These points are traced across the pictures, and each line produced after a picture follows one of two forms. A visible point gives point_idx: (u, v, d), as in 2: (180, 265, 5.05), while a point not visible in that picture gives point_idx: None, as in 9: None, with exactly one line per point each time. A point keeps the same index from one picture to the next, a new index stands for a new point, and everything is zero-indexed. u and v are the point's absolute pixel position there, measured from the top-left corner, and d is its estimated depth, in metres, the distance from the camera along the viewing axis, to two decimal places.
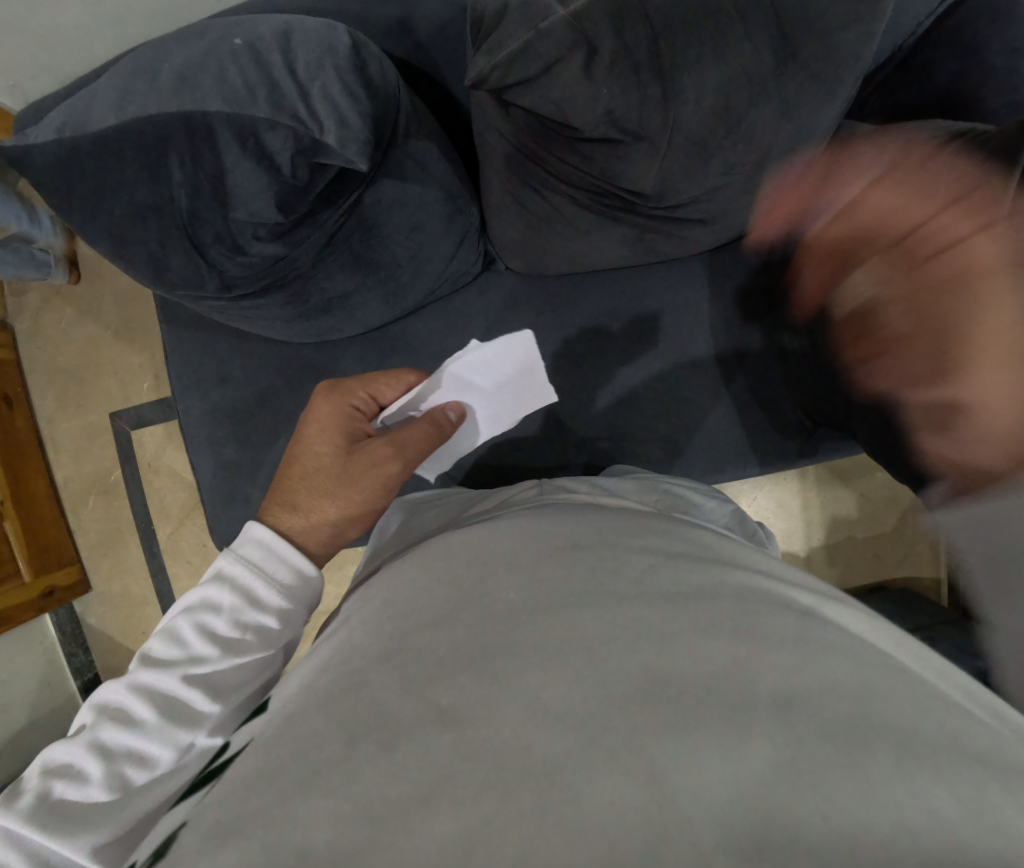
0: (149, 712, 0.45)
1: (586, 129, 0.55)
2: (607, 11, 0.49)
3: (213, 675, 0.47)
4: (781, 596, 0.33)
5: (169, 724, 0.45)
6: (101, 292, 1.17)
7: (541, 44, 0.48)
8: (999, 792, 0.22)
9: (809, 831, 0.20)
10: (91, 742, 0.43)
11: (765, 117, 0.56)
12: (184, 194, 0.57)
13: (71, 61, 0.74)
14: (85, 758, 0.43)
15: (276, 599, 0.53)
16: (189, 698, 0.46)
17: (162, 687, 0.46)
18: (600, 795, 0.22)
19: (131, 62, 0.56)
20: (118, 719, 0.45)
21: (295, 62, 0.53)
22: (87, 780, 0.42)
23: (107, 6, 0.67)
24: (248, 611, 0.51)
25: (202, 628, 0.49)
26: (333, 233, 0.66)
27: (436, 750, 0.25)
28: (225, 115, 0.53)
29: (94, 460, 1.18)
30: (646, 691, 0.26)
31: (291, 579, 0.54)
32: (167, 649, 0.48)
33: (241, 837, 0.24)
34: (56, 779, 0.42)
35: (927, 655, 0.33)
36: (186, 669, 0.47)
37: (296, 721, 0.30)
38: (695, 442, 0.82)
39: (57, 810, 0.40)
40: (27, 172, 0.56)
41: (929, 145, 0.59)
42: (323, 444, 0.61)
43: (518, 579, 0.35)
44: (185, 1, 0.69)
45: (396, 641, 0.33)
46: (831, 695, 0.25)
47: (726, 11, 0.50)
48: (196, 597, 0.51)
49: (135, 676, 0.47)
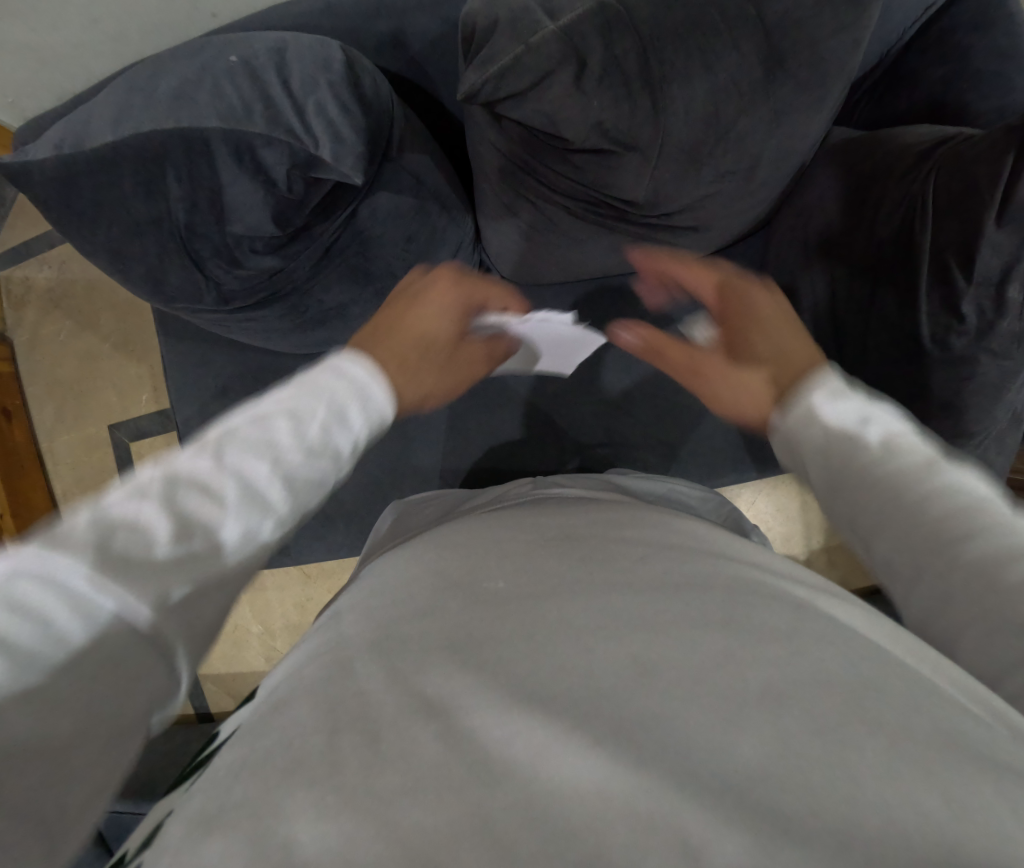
0: (231, 489, 0.38)
1: (577, 141, 0.56)
2: (596, 26, 0.50)
3: (304, 473, 0.42)
4: (774, 587, 0.33)
5: (250, 509, 0.38)
6: (98, 305, 1.18)
7: (530, 59, 0.50)
8: (994, 785, 0.21)
9: (796, 819, 0.20)
10: (161, 500, 0.36)
11: (754, 126, 0.57)
12: (182, 209, 0.58)
13: (70, 80, 0.75)
14: (151, 515, 0.35)
15: (367, 419, 0.49)
16: (270, 489, 0.40)
17: (249, 467, 0.39)
18: (584, 780, 0.22)
19: (128, 79, 0.56)
20: (193, 488, 0.37)
21: (290, 78, 0.54)
22: (150, 542, 0.34)
23: (105, 25, 0.68)
24: (343, 422, 0.46)
25: (295, 422, 0.43)
26: (329, 246, 0.67)
27: (421, 741, 0.24)
28: (222, 133, 0.54)
29: (93, 472, 1.18)
30: (635, 683, 0.25)
31: (381, 410, 0.51)
32: (256, 433, 0.41)
33: (221, 829, 0.23)
34: (112, 531, 0.34)
35: (921, 646, 0.32)
36: (276, 459, 0.41)
37: (279, 711, 0.29)
38: (687, 446, 0.83)
39: (114, 561, 0.32)
40: (27, 187, 0.56)
41: (919, 151, 0.59)
42: (442, 322, 0.62)
43: (507, 569, 0.34)
44: (181, 18, 0.70)
45: (383, 632, 0.31)
46: (821, 688, 0.25)
47: (712, 26, 0.52)
48: (292, 394, 0.46)
49: (217, 446, 0.40)
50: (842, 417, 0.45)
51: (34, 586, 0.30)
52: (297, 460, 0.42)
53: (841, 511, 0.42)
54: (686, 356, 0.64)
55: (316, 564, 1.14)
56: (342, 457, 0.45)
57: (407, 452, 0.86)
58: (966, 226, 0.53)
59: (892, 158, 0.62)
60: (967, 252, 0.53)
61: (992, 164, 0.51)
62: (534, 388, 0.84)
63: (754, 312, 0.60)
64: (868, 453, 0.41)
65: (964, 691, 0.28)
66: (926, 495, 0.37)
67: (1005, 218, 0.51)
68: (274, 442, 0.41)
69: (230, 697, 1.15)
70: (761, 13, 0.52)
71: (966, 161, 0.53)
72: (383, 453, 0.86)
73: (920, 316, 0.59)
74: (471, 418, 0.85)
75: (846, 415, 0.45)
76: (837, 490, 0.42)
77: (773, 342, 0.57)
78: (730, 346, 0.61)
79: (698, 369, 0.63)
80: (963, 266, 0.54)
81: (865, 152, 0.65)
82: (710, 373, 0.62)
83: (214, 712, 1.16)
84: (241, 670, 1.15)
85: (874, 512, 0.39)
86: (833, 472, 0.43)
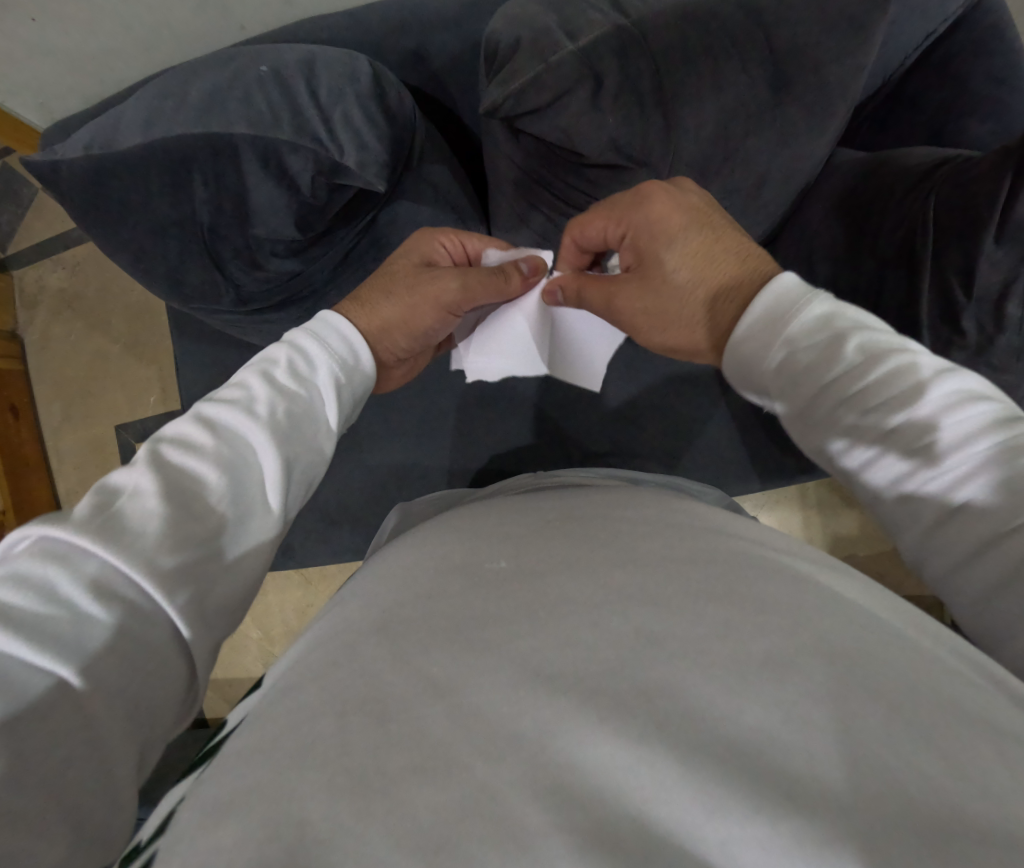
0: (213, 439, 0.42)
1: (591, 157, 0.58)
2: (613, 47, 0.53)
3: (278, 418, 0.46)
4: (774, 557, 0.33)
5: (230, 451, 0.42)
6: (110, 306, 1.19)
7: (550, 77, 0.52)
8: (993, 755, 0.22)
9: (800, 786, 0.21)
10: (147, 461, 0.40)
11: (761, 145, 0.59)
12: (206, 210, 0.59)
13: (99, 85, 0.77)
14: (142, 474, 0.38)
15: (325, 363, 0.54)
16: (248, 432, 0.44)
17: (224, 416, 0.44)
18: (597, 755, 0.22)
19: (158, 83, 0.58)
20: (179, 445, 0.41)
21: (317, 88, 0.56)
22: (144, 493, 0.37)
23: (135, 33, 0.70)
24: (306, 374, 0.52)
25: (262, 378, 0.48)
26: (348, 250, 0.70)
27: (430, 721, 0.24)
28: (249, 138, 0.56)
29: (97, 471, 1.19)
30: (639, 651, 0.26)
31: (339, 353, 0.56)
32: (228, 392, 0.47)
33: (236, 817, 0.23)
34: (113, 497, 0.37)
35: (922, 618, 0.32)
36: (248, 406, 0.45)
37: (286, 696, 0.29)
38: (692, 455, 0.84)
39: (111, 518, 0.35)
40: (55, 186, 0.58)
41: (919, 171, 0.61)
42: (404, 258, 0.67)
43: (509, 550, 0.35)
44: (209, 28, 0.72)
45: (387, 614, 0.31)
46: (820, 655, 0.25)
47: (724, 48, 0.54)
48: (253, 359, 0.51)
49: (193, 412, 0.44)
50: (822, 335, 0.46)
51: (41, 561, 0.32)
52: (268, 406, 0.46)
53: (824, 434, 0.45)
54: (603, 300, 0.61)
55: (317, 570, 1.14)
56: (315, 407, 0.50)
57: (415, 455, 0.87)
58: (967, 244, 0.55)
59: (895, 177, 0.63)
60: (967, 267, 0.55)
61: (990, 185, 0.53)
62: (540, 395, 0.85)
63: (651, 231, 0.56)
64: (850, 379, 0.44)
65: (962, 659, 0.29)
66: (905, 423, 0.41)
67: (1004, 234, 0.53)
68: (247, 394, 0.46)
69: (225, 703, 1.14)
70: (771, 39, 0.54)
71: (970, 182, 0.55)
72: (390, 457, 0.87)
73: (922, 331, 0.61)
74: (478, 424, 0.86)
75: (821, 332, 0.46)
76: (827, 414, 0.45)
77: (684, 270, 0.56)
78: (640, 279, 0.58)
79: (622, 314, 0.60)
80: (963, 284, 0.56)
81: (868, 172, 0.67)
82: (632, 312, 0.59)
83: (208, 717, 1.15)
84: (238, 675, 1.14)
85: (867, 436, 0.43)
86: (818, 397, 0.45)
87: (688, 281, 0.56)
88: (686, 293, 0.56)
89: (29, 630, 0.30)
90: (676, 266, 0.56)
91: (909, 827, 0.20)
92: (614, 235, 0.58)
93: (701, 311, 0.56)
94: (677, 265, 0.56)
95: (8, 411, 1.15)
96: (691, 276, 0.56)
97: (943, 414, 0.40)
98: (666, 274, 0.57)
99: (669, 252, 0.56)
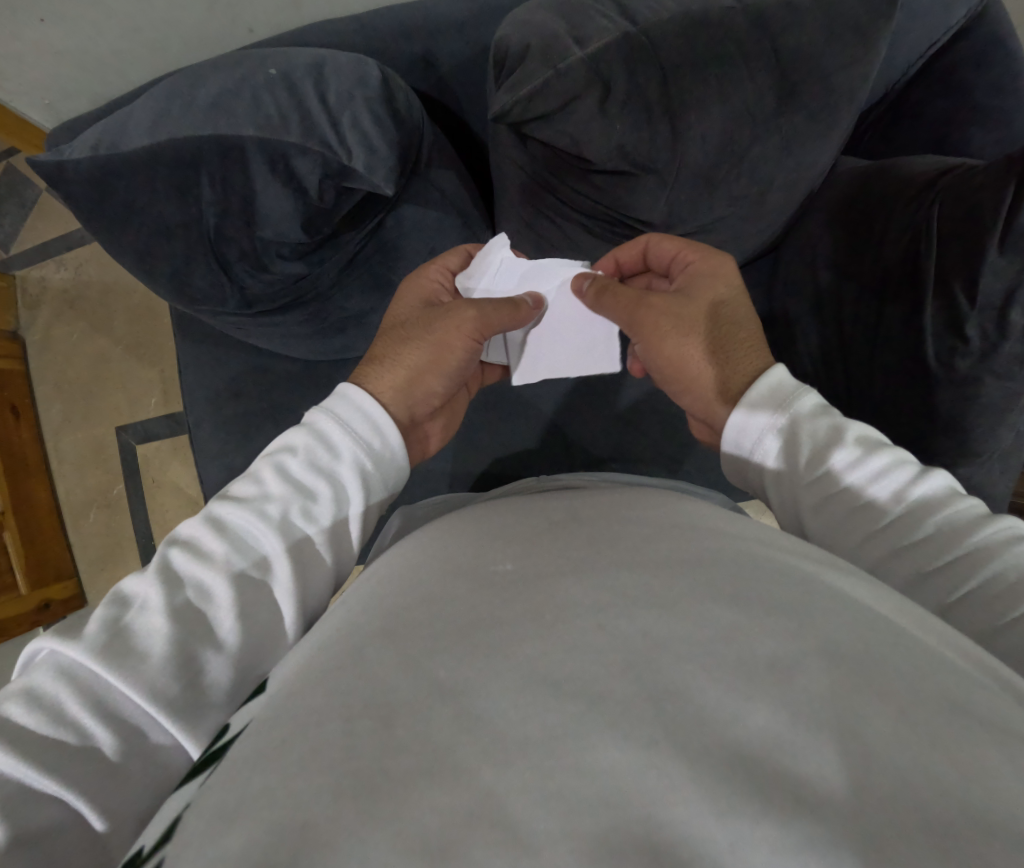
0: (219, 546, 0.44)
1: (598, 163, 0.58)
2: (621, 53, 0.53)
3: (292, 517, 0.48)
4: (785, 561, 0.33)
5: (236, 557, 0.44)
6: (112, 307, 1.19)
7: (558, 83, 0.52)
8: (1004, 757, 0.22)
9: (811, 793, 0.21)
10: (157, 567, 0.43)
11: (767, 152, 0.59)
12: (212, 213, 0.59)
13: (106, 87, 0.78)
14: (150, 585, 0.42)
15: (350, 452, 0.54)
16: (262, 540, 0.46)
17: (234, 517, 0.47)
18: (609, 763, 0.22)
19: (167, 87, 0.59)
20: (188, 549, 0.44)
21: (327, 93, 0.56)
22: (149, 608, 0.40)
23: (144, 35, 0.70)
24: (326, 463, 0.52)
25: (276, 470, 0.50)
26: (355, 254, 0.69)
27: (436, 724, 0.24)
28: (257, 141, 0.56)
29: (98, 471, 1.19)
30: (647, 656, 0.25)
31: (366, 438, 0.55)
32: (242, 487, 0.49)
33: (244, 822, 0.23)
34: (123, 612, 0.40)
35: (931, 621, 0.32)
36: (263, 507, 0.47)
37: (291, 700, 0.28)
38: (695, 459, 0.84)
39: (118, 635, 0.39)
40: (61, 187, 0.58)
41: (921, 182, 0.62)
42: (407, 309, 0.66)
43: (515, 551, 0.35)
44: (216, 32, 0.73)
45: (393, 618, 0.31)
46: (833, 661, 0.25)
47: (731, 55, 0.54)
48: (274, 445, 0.53)
49: (204, 508, 0.47)
50: (824, 424, 0.51)
51: (54, 681, 0.37)
52: (282, 505, 0.48)
53: (841, 530, 0.47)
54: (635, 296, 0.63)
55: None
56: (337, 499, 0.51)
57: None
58: (972, 252, 0.56)
59: (898, 188, 0.64)
60: (971, 276, 0.56)
61: (994, 196, 0.54)
62: (544, 398, 0.85)
63: (710, 261, 0.63)
64: (844, 470, 0.49)
65: (970, 661, 0.29)
66: (894, 521, 0.46)
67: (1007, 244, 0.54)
68: (261, 492, 0.49)
69: None
70: (776, 45, 0.55)
71: (977, 192, 0.56)
72: None
73: (925, 337, 0.61)
74: (480, 427, 0.86)
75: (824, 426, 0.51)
76: (850, 505, 0.48)
77: (727, 304, 0.61)
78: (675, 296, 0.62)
79: (639, 325, 0.63)
80: (966, 292, 0.57)
81: (872, 182, 0.68)
82: (654, 318, 0.62)
83: None
84: None
85: (856, 526, 0.47)
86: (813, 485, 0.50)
87: (731, 314, 0.61)
88: (717, 324, 0.61)
89: (38, 752, 0.34)
90: (718, 300, 0.61)
91: (920, 837, 0.20)
92: (683, 259, 0.64)
93: (724, 343, 0.60)
94: (718, 297, 0.62)
95: (8, 411, 1.14)
96: (740, 314, 0.61)
97: (924, 516, 0.45)
98: (704, 302, 0.61)
99: (716, 287, 0.62)
